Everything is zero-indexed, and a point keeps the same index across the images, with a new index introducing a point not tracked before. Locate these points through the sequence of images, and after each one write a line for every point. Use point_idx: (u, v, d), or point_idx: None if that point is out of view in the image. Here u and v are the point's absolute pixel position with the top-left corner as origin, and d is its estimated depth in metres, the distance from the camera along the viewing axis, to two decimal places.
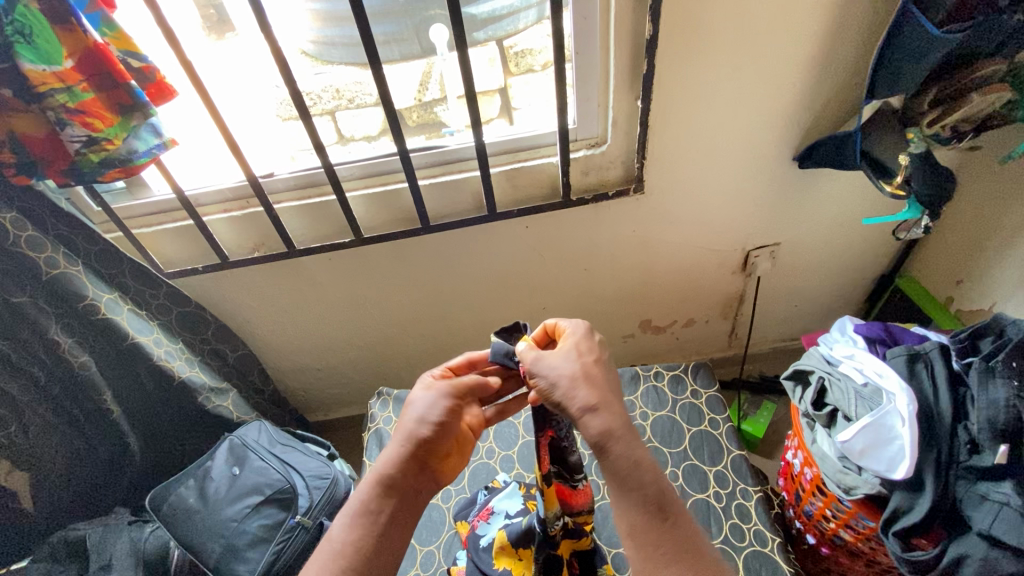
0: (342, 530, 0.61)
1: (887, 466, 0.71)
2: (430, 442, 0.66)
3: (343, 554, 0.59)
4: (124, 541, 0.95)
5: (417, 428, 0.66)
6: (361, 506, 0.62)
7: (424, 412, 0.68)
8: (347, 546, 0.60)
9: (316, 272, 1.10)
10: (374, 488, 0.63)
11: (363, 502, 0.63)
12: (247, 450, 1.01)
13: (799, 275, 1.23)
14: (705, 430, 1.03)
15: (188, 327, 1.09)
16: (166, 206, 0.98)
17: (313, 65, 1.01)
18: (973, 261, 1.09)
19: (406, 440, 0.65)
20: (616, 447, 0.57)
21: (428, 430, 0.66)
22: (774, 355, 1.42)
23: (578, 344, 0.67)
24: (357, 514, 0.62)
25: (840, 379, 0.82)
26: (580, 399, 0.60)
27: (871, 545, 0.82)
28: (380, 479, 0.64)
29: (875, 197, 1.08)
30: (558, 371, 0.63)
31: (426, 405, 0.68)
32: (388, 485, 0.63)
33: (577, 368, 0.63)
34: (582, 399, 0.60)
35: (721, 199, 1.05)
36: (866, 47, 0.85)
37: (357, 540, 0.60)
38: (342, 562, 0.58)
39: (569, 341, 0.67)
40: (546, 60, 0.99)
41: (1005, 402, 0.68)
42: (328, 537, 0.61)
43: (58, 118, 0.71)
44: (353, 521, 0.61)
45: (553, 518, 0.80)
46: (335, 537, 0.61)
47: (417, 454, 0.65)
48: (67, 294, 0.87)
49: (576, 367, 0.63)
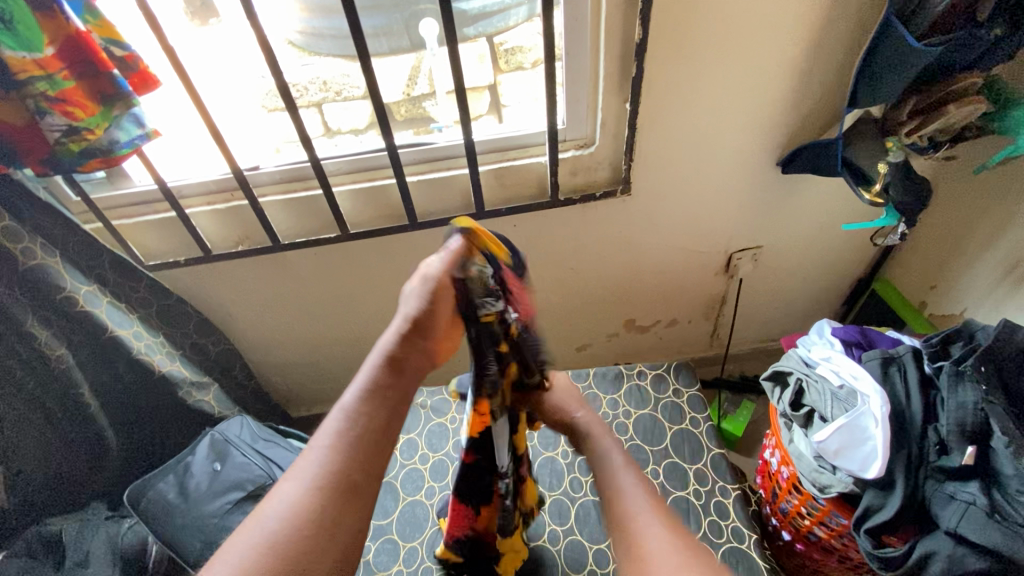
0: (353, 407, 0.51)
1: (860, 466, 0.74)
2: (429, 329, 0.56)
3: (357, 424, 0.50)
4: (102, 538, 0.93)
5: (411, 306, 0.56)
6: (369, 387, 0.53)
7: (421, 286, 0.56)
8: (360, 429, 0.50)
9: (300, 267, 1.09)
10: (378, 369, 0.54)
11: (370, 383, 0.53)
12: (229, 446, 1.01)
13: (779, 278, 1.26)
14: (686, 428, 1.04)
15: (169, 320, 1.06)
16: (148, 196, 0.97)
17: (300, 56, 1.00)
18: (945, 267, 1.13)
19: (405, 319, 0.56)
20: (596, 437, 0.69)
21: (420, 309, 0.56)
22: (754, 355, 1.45)
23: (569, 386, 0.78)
24: (367, 394, 0.52)
25: (817, 381, 0.84)
26: (576, 412, 0.73)
27: (843, 542, 0.85)
28: (387, 363, 0.54)
29: (854, 203, 1.11)
30: (562, 399, 0.75)
31: (415, 288, 0.57)
32: (394, 369, 0.54)
33: (569, 390, 0.76)
34: (582, 413, 0.73)
35: (706, 202, 1.06)
36: (848, 57, 0.87)
37: (368, 430, 0.50)
38: (354, 442, 0.49)
39: (561, 381, 0.78)
40: (536, 58, 1.01)
41: (973, 405, 0.70)
42: (329, 432, 0.50)
43: (38, 106, 0.69)
44: (364, 397, 0.52)
45: (487, 293, 0.60)
46: (346, 415, 0.51)
47: (413, 340, 0.56)
48: (44, 285, 0.84)
49: (569, 395, 0.76)
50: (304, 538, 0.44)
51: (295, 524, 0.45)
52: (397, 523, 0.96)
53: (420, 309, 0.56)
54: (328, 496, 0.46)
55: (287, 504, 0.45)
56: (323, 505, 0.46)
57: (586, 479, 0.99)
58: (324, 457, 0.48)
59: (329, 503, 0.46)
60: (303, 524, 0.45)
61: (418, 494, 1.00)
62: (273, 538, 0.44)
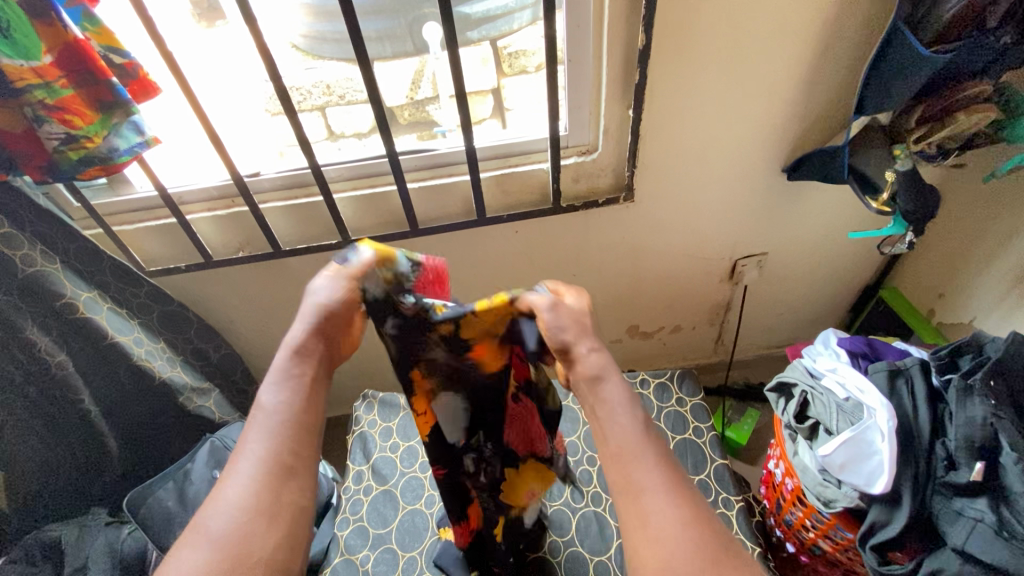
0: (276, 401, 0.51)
1: (866, 480, 0.72)
2: (340, 323, 0.56)
3: (284, 415, 0.51)
4: (101, 544, 0.91)
5: (317, 299, 0.56)
6: (285, 380, 0.52)
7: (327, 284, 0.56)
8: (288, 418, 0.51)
9: (301, 273, 1.08)
10: (291, 359, 0.53)
11: (284, 373, 0.53)
12: (228, 452, 1.01)
13: (785, 285, 1.24)
14: (689, 438, 1.03)
15: (170, 326, 1.06)
16: (148, 203, 0.97)
17: (304, 60, 1.01)
18: (955, 275, 1.11)
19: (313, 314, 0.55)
20: (607, 384, 0.49)
21: (326, 301, 0.55)
22: (758, 361, 1.43)
23: (578, 301, 0.56)
24: (284, 386, 0.52)
25: (822, 394, 0.82)
26: (583, 343, 0.52)
27: (848, 555, 0.84)
28: (300, 352, 0.54)
29: (860, 210, 1.09)
30: (559, 323, 0.53)
31: (323, 285, 0.56)
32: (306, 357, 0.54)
33: (578, 316, 0.54)
34: (588, 345, 0.52)
35: (710, 208, 1.05)
36: (855, 63, 0.86)
37: (293, 421, 0.51)
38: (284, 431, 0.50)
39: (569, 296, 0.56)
40: (539, 61, 1.01)
41: (983, 419, 0.68)
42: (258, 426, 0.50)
43: (35, 114, 0.69)
44: (282, 389, 0.52)
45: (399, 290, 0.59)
46: (269, 411, 0.51)
47: (326, 332, 0.55)
48: (44, 292, 0.85)
49: (570, 316, 0.54)
50: (247, 529, 0.45)
51: (240, 522, 0.45)
52: (396, 532, 0.95)
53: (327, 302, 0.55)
54: (270, 480, 0.47)
55: (234, 503, 0.46)
56: (263, 496, 0.46)
57: (587, 489, 0.98)
58: (259, 455, 0.48)
59: (268, 492, 0.46)
60: (247, 516, 0.45)
61: (418, 502, 0.99)
62: (223, 538, 0.44)
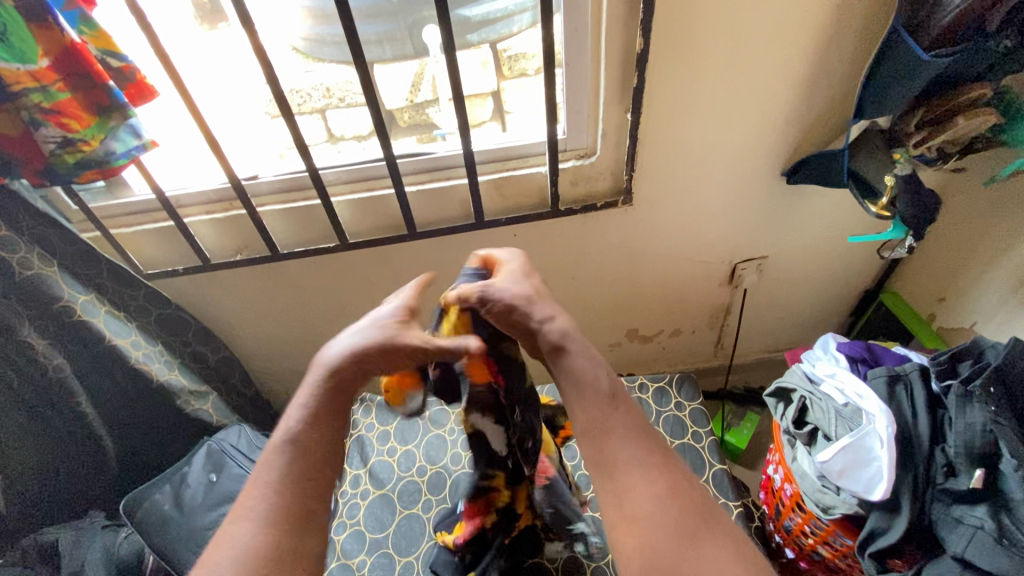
0: (301, 433, 0.56)
1: (865, 487, 0.72)
2: (378, 367, 0.60)
3: (307, 450, 0.56)
4: (98, 547, 0.91)
5: (365, 339, 0.60)
6: (310, 411, 0.57)
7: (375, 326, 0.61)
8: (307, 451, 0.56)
9: (299, 276, 1.08)
10: (322, 393, 0.58)
11: (313, 408, 0.58)
12: (225, 456, 1.01)
13: (785, 289, 1.24)
14: (688, 443, 1.02)
15: (168, 329, 1.06)
16: (146, 206, 0.97)
17: (303, 62, 1.00)
18: (954, 279, 1.10)
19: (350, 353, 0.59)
20: (568, 354, 0.60)
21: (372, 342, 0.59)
22: (758, 365, 1.43)
23: (518, 271, 0.68)
24: (309, 417, 0.57)
25: (822, 399, 0.82)
26: (537, 311, 0.62)
27: (847, 561, 0.84)
28: (334, 387, 0.58)
29: (859, 214, 1.09)
30: (504, 296, 0.63)
31: (375, 328, 0.61)
32: (338, 392, 0.59)
33: (527, 287, 0.65)
34: (540, 310, 0.62)
35: (709, 212, 1.05)
36: (855, 67, 0.85)
37: (308, 458, 0.56)
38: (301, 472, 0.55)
39: (510, 267, 0.68)
40: (538, 64, 1.00)
41: (982, 426, 0.68)
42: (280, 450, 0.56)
43: (32, 117, 0.69)
44: (310, 422, 0.57)
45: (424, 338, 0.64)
46: (292, 443, 0.56)
47: (364, 371, 0.60)
48: (41, 295, 0.85)
49: (522, 288, 0.64)
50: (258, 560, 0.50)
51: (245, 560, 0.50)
52: (393, 537, 0.95)
53: (372, 343, 0.59)
54: (276, 519, 0.52)
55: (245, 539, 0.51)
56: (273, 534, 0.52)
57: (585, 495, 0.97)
58: (273, 486, 0.54)
59: (278, 530, 0.52)
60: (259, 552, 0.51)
61: (415, 507, 0.98)
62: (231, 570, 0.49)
